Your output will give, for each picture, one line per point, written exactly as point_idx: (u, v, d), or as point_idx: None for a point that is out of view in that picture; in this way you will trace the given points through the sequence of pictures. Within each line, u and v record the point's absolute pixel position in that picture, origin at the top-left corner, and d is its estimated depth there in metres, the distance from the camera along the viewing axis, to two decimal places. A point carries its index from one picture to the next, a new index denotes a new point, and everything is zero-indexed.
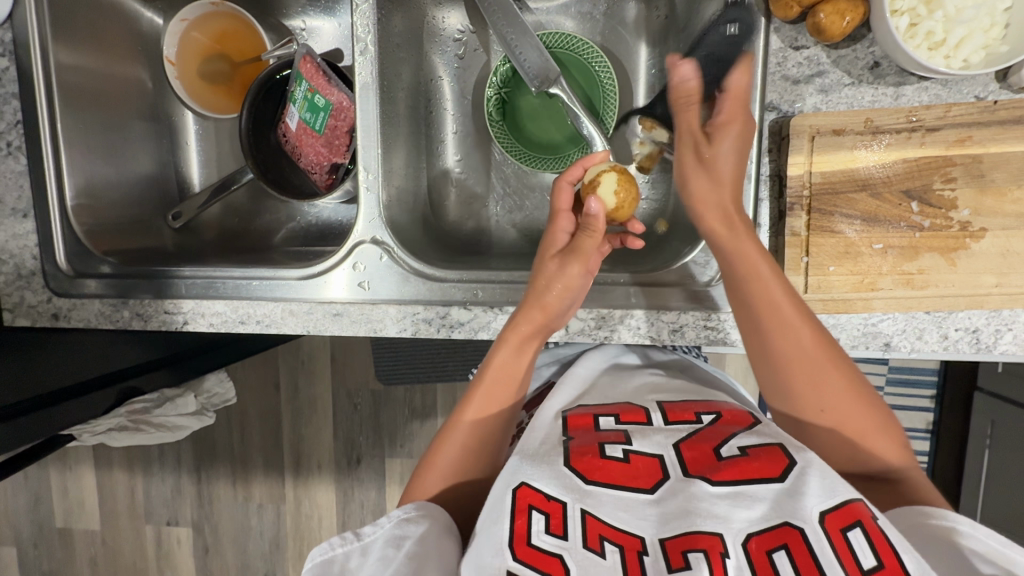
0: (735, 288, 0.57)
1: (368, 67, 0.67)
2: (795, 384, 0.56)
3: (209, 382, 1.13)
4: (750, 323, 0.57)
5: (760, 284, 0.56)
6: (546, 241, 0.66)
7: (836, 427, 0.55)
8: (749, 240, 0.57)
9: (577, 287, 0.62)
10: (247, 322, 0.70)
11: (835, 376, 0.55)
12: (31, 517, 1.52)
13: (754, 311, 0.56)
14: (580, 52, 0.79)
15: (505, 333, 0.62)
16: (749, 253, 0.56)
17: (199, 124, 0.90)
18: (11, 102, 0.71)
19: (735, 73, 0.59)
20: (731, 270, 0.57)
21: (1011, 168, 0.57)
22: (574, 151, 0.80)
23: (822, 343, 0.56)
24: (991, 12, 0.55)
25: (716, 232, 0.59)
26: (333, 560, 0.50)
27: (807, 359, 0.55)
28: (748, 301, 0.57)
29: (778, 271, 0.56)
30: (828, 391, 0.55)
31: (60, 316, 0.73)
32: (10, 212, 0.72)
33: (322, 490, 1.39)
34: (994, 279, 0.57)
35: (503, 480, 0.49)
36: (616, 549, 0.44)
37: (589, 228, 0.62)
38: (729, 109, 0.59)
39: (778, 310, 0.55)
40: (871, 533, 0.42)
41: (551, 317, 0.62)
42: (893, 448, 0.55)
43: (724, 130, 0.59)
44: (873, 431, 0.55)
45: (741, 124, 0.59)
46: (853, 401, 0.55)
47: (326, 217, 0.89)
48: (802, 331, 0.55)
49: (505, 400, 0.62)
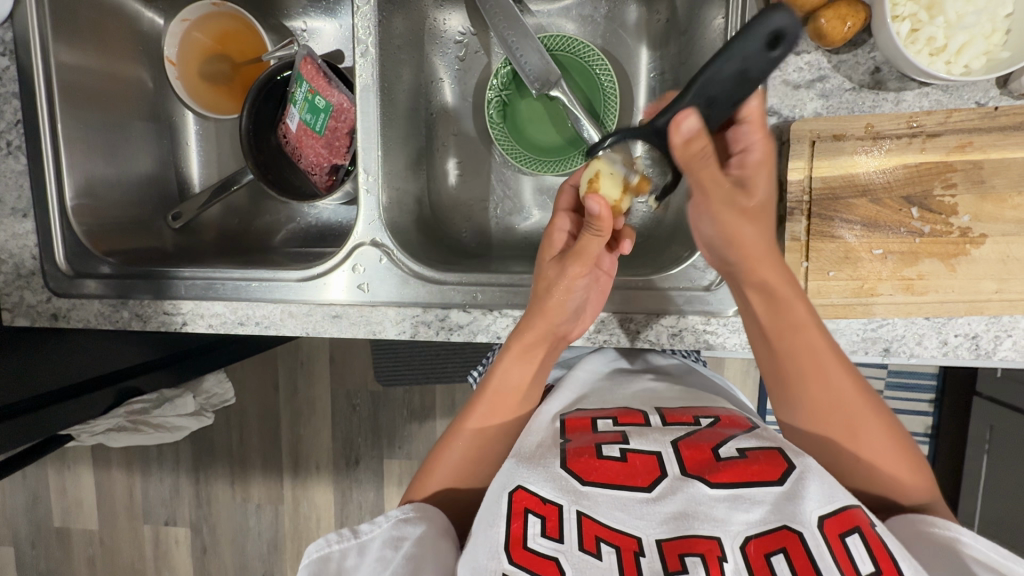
0: (777, 333, 0.57)
1: (368, 68, 0.67)
2: (830, 432, 0.56)
3: (208, 382, 1.13)
4: (786, 370, 0.57)
5: (803, 332, 0.56)
6: (543, 246, 0.64)
7: (871, 467, 0.54)
8: (795, 288, 0.56)
9: (578, 291, 0.61)
10: (246, 323, 0.70)
11: (873, 422, 0.55)
12: (29, 516, 1.52)
13: (792, 359, 0.56)
14: (580, 54, 0.78)
15: (511, 346, 0.62)
16: (794, 300, 0.56)
17: (199, 125, 0.90)
18: (12, 101, 0.71)
19: (753, 100, 0.54)
20: (774, 317, 0.57)
21: (1011, 175, 0.57)
22: (575, 154, 0.79)
23: (855, 380, 0.55)
24: (993, 18, 0.55)
25: (772, 281, 0.55)
26: (330, 556, 0.50)
27: (840, 401, 0.55)
28: (786, 344, 0.56)
29: (818, 317, 0.56)
30: (861, 429, 0.55)
31: (59, 316, 0.72)
32: (10, 212, 0.72)
33: (321, 491, 1.39)
34: (994, 285, 0.57)
35: (499, 483, 0.50)
36: (613, 550, 0.44)
37: (594, 228, 0.58)
38: (758, 142, 0.55)
39: (820, 359, 0.55)
40: (870, 541, 0.42)
41: (556, 320, 0.61)
42: (922, 482, 0.55)
43: (756, 169, 0.55)
44: (910, 473, 0.54)
45: (767, 158, 0.55)
46: (887, 437, 0.55)
47: (325, 219, 0.89)
48: (837, 373, 0.55)
49: (509, 412, 0.63)
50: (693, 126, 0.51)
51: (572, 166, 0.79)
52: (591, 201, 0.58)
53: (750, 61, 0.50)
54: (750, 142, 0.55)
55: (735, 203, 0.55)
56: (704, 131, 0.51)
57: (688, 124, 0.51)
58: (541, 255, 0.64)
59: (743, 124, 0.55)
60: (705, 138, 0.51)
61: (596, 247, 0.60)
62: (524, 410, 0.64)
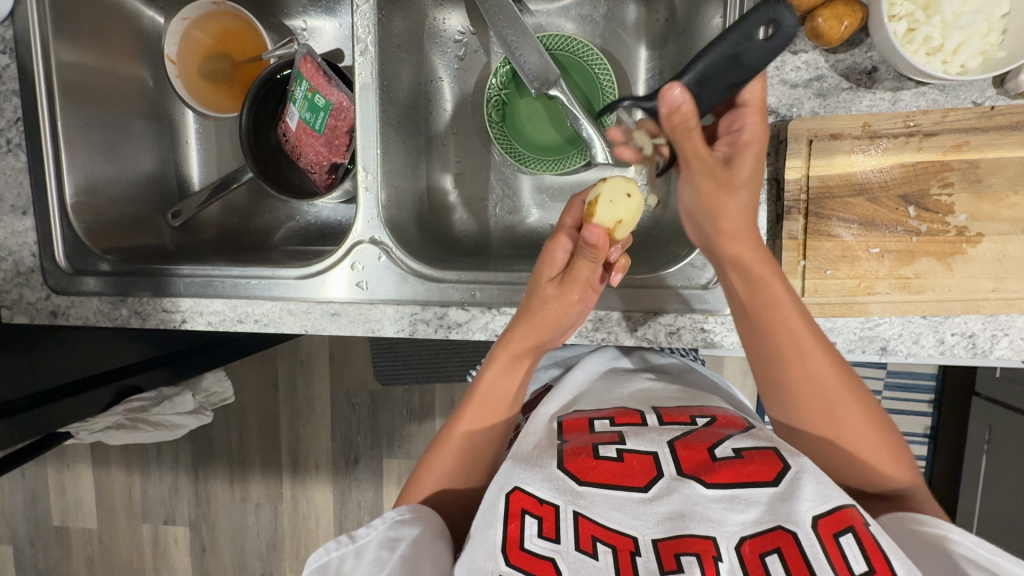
0: (756, 315, 0.56)
1: (368, 67, 0.68)
2: (807, 416, 0.56)
3: (207, 381, 1.13)
4: (765, 350, 0.57)
5: (783, 315, 0.55)
6: (543, 261, 0.61)
7: (850, 454, 0.55)
8: (771, 267, 0.56)
9: (572, 313, 0.62)
10: (245, 321, 0.71)
11: (851, 406, 0.55)
12: (28, 514, 1.52)
13: (771, 341, 0.56)
14: (579, 53, 0.78)
15: (496, 354, 0.63)
16: (771, 281, 0.55)
17: (200, 123, 0.90)
18: (12, 99, 0.72)
19: (754, 85, 0.56)
20: (752, 295, 0.56)
21: (1007, 174, 0.57)
22: (574, 154, 0.78)
23: (835, 364, 0.55)
24: (989, 18, 0.55)
25: (748, 259, 0.56)
26: (329, 565, 0.49)
27: (820, 385, 0.55)
28: (766, 328, 0.56)
29: (798, 301, 0.56)
30: (841, 414, 0.55)
31: (59, 313, 0.73)
32: (10, 209, 0.72)
33: (320, 490, 1.39)
34: (991, 284, 0.58)
35: (496, 484, 0.50)
36: (609, 549, 0.44)
37: (591, 254, 0.58)
38: (751, 124, 0.56)
39: (799, 344, 0.55)
40: (864, 540, 0.42)
41: (542, 338, 0.62)
42: (902, 469, 0.55)
43: (744, 149, 0.56)
44: (887, 457, 0.55)
45: (757, 141, 0.56)
46: (866, 423, 0.55)
47: (325, 217, 0.89)
48: (817, 357, 0.55)
49: (499, 413, 0.63)
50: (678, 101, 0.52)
51: (572, 165, 0.78)
52: (587, 231, 0.56)
53: (744, 48, 0.54)
54: (744, 125, 0.56)
55: (713, 179, 0.56)
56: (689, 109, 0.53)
57: (672, 97, 0.52)
58: (540, 267, 0.61)
59: (742, 107, 0.57)
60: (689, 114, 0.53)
61: (589, 273, 0.59)
62: (514, 410, 0.64)
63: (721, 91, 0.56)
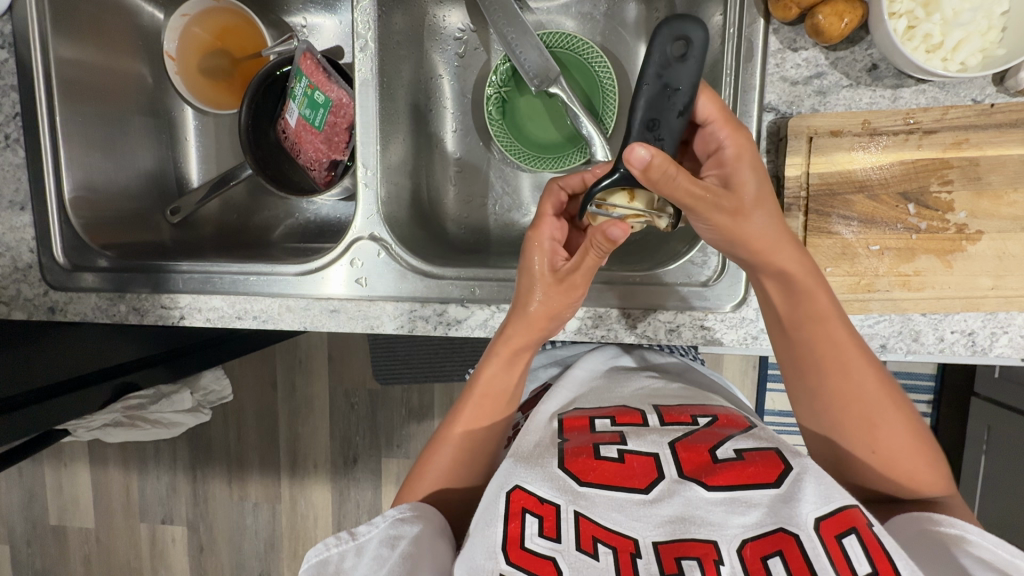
0: (797, 325, 0.56)
1: (368, 63, 0.67)
2: (844, 427, 0.55)
3: (206, 380, 1.13)
4: (802, 361, 0.56)
5: (826, 325, 0.54)
6: (530, 245, 0.61)
7: (887, 465, 0.54)
8: (817, 278, 0.55)
9: (575, 300, 0.61)
10: (244, 317, 0.70)
11: (892, 418, 0.54)
12: (24, 513, 1.52)
13: (811, 349, 0.55)
14: (580, 51, 0.78)
15: (493, 348, 0.62)
16: (816, 293, 0.54)
17: (199, 120, 0.90)
18: (10, 94, 0.71)
19: (703, 100, 0.53)
20: (793, 308, 0.55)
21: (1008, 172, 0.57)
22: (574, 151, 0.79)
23: (878, 376, 0.55)
24: (989, 15, 0.56)
25: (793, 272, 0.54)
26: (328, 561, 0.49)
27: (860, 397, 0.54)
28: (808, 338, 0.55)
29: (841, 312, 0.55)
30: (882, 427, 0.54)
31: (57, 309, 0.72)
32: (8, 205, 0.72)
33: (318, 490, 1.39)
34: (990, 281, 0.58)
35: (496, 483, 0.49)
36: (610, 550, 0.44)
37: (603, 249, 0.55)
38: (727, 137, 0.53)
39: (840, 353, 0.54)
40: (867, 542, 0.41)
41: (544, 327, 0.61)
42: (939, 480, 0.55)
43: (736, 165, 0.53)
44: (927, 467, 0.54)
45: (743, 151, 0.53)
46: (906, 436, 0.54)
47: (324, 214, 0.89)
48: (860, 369, 0.54)
49: (496, 412, 0.63)
50: (652, 156, 0.46)
51: (571, 163, 0.79)
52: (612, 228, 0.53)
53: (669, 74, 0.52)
54: (720, 141, 0.54)
55: (722, 210, 0.52)
56: (665, 156, 0.46)
57: (639, 156, 0.46)
58: (529, 262, 0.61)
59: (709, 126, 0.54)
60: (670, 161, 0.47)
61: (592, 263, 0.57)
62: (512, 409, 0.64)
63: (678, 120, 0.53)
